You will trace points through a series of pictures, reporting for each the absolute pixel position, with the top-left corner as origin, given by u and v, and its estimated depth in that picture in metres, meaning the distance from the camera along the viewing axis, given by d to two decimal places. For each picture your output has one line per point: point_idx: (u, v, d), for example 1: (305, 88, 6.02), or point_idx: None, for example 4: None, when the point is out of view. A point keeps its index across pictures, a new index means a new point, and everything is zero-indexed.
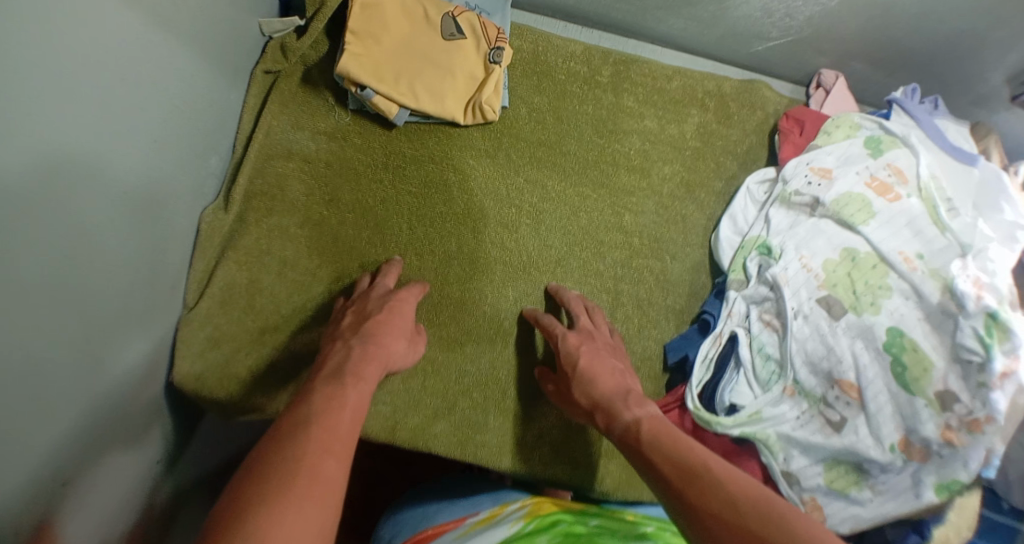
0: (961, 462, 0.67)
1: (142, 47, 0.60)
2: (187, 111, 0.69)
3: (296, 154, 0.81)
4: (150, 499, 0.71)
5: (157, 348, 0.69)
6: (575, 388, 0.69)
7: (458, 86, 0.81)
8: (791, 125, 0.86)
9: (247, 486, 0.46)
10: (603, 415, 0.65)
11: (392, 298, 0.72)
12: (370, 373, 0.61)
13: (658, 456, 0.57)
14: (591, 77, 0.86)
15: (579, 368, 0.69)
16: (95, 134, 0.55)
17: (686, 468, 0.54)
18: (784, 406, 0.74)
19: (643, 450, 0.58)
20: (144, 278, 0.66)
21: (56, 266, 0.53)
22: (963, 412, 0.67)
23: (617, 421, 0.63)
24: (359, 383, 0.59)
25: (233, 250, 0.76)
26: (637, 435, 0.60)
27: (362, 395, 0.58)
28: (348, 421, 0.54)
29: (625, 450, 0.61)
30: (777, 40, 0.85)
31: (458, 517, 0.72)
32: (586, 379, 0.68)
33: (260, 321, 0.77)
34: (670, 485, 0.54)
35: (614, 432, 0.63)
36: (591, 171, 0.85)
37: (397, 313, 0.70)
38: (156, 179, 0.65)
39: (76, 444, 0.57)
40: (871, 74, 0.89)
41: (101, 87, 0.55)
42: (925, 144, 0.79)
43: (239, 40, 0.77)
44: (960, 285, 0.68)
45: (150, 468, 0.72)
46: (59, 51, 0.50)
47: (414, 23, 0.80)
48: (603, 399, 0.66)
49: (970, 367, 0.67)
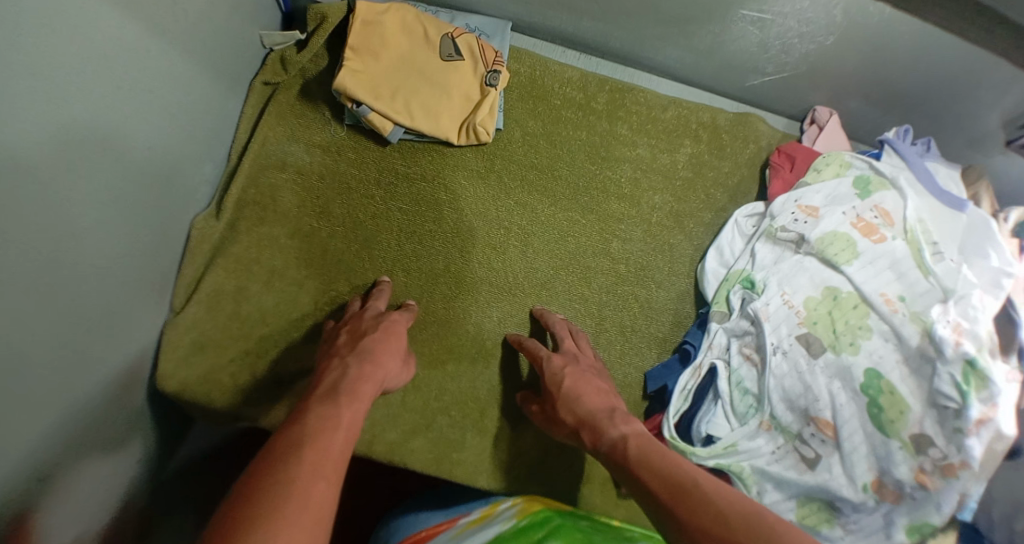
0: (934, 506, 0.67)
1: (138, 57, 0.61)
2: (182, 120, 0.70)
3: (290, 166, 0.82)
4: (126, 501, 0.71)
5: (140, 352, 0.70)
6: (560, 409, 0.68)
7: (453, 106, 0.82)
8: (781, 160, 0.87)
9: (240, 508, 0.45)
10: (589, 433, 0.64)
11: (388, 318, 0.73)
12: (364, 393, 0.61)
13: (648, 473, 0.56)
14: (586, 103, 0.86)
15: (564, 388, 0.69)
16: (87, 143, 0.56)
17: (678, 484, 0.53)
18: (759, 440, 0.75)
19: (631, 466, 0.57)
20: (132, 282, 0.67)
21: (41, 270, 0.53)
22: (937, 456, 0.67)
23: (603, 437, 0.62)
24: (352, 403, 0.59)
25: (222, 257, 0.77)
26: (625, 451, 0.59)
27: (355, 415, 0.58)
28: (341, 442, 0.54)
29: (613, 467, 0.60)
30: (772, 75, 0.85)
31: (450, 518, 0.74)
32: (571, 397, 0.68)
33: (244, 328, 0.77)
34: (659, 501, 0.53)
35: (601, 448, 0.62)
36: (583, 196, 0.86)
37: (392, 332, 0.71)
38: (147, 185, 0.66)
39: (55, 445, 0.57)
40: (864, 112, 0.89)
41: (99, 95, 0.57)
42: (913, 187, 0.79)
43: (238, 51, 0.79)
44: (939, 331, 0.68)
45: (131, 470, 0.72)
46: (54, 63, 0.51)
47: (413, 42, 0.81)
48: (591, 418, 0.65)
49: (947, 413, 0.67)
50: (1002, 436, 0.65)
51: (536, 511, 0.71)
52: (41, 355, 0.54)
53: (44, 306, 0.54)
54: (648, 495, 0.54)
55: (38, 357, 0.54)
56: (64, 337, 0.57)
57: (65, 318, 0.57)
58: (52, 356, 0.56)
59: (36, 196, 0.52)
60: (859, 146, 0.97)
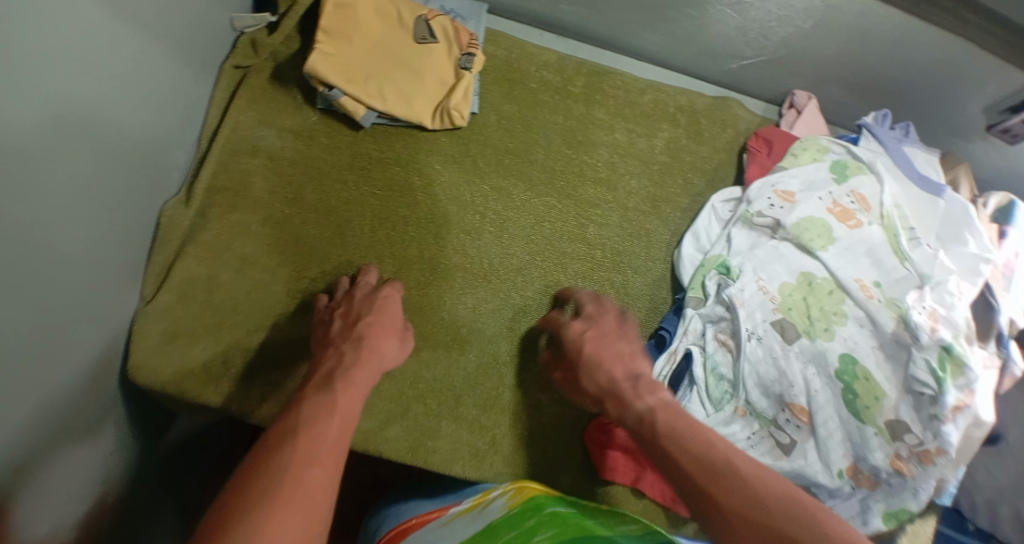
0: (909, 490, 0.68)
1: (107, 38, 0.59)
2: (151, 103, 0.68)
3: (261, 151, 0.80)
4: (104, 489, 0.70)
5: (111, 338, 0.68)
6: (585, 378, 0.69)
7: (427, 90, 0.81)
8: (759, 144, 0.85)
9: (232, 498, 0.45)
10: (613, 403, 0.64)
11: (385, 298, 0.73)
12: (360, 379, 0.61)
13: (676, 449, 0.56)
14: (563, 87, 0.86)
15: (586, 355, 0.70)
16: (62, 126, 0.55)
17: (710, 467, 0.53)
18: (734, 426, 0.74)
19: (660, 442, 0.57)
20: (103, 269, 0.65)
21: (16, 256, 0.52)
22: (913, 442, 0.68)
23: (630, 410, 0.62)
24: (347, 389, 0.59)
25: (194, 245, 0.76)
26: (653, 428, 0.59)
27: (353, 398, 0.58)
28: (337, 427, 0.54)
29: (640, 441, 0.60)
30: (751, 59, 0.84)
31: (441, 507, 0.73)
32: (594, 365, 0.69)
33: (216, 316, 0.76)
34: (693, 482, 0.53)
35: (625, 421, 0.62)
36: (558, 182, 0.85)
37: (392, 313, 0.72)
38: (116, 169, 0.64)
39: (32, 435, 0.56)
40: (844, 97, 0.89)
41: (73, 79, 0.55)
42: (892, 172, 0.78)
43: (208, 33, 0.77)
44: (914, 317, 0.68)
45: (109, 462, 0.71)
46: (33, 48, 0.50)
47: (387, 22, 0.79)
48: (618, 389, 0.65)
49: (923, 400, 0.68)
50: (981, 423, 0.68)
51: (528, 499, 0.69)
52: (20, 345, 0.53)
53: (22, 294, 0.53)
54: (683, 478, 0.54)
55: (16, 345, 0.53)
56: (40, 326, 0.56)
57: (39, 307, 0.56)
58: (30, 345, 0.55)
59: (15, 183, 0.50)
60: (838, 131, 0.96)
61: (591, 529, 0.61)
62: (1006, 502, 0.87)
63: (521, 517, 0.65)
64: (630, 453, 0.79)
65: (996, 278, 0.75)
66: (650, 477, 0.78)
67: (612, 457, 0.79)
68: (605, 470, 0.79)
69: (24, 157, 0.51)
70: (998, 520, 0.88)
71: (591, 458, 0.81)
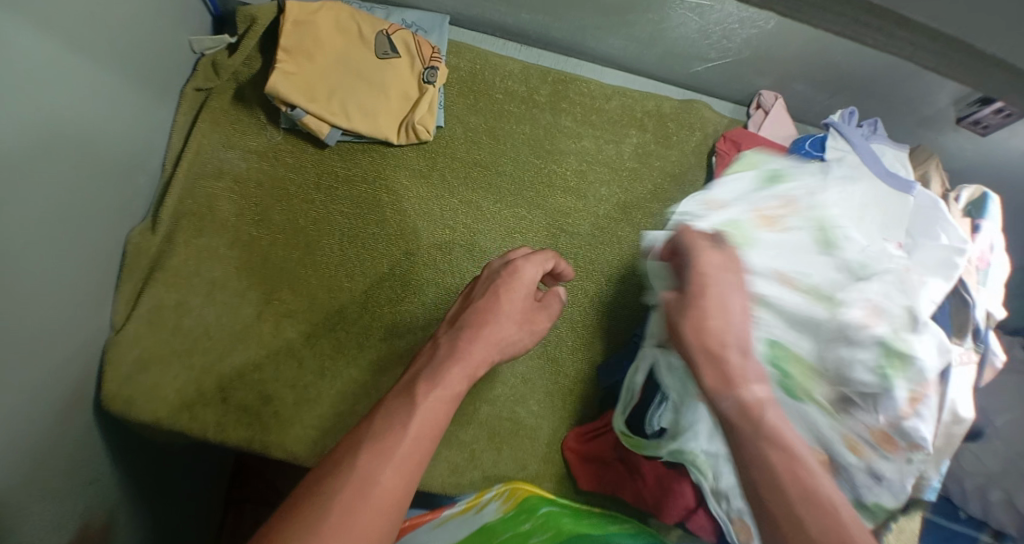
0: (871, 480, 0.70)
1: (60, 63, 0.59)
2: (111, 127, 0.68)
3: (227, 173, 0.80)
4: (87, 517, 0.68)
5: (82, 366, 0.68)
6: (695, 323, 0.57)
7: (391, 104, 0.80)
8: (727, 147, 0.86)
9: (275, 526, 0.42)
10: (715, 376, 0.55)
11: (518, 284, 0.64)
12: (452, 381, 0.54)
13: (775, 454, 0.48)
14: (529, 96, 0.85)
15: (701, 303, 0.58)
16: (19, 154, 0.55)
17: (810, 489, 0.46)
18: (703, 418, 0.70)
19: (762, 441, 0.49)
20: (66, 301, 0.64)
21: None
22: (880, 436, 0.69)
23: (731, 393, 0.53)
24: (442, 391, 0.53)
25: (162, 271, 0.75)
26: (757, 421, 0.51)
27: (444, 398, 0.52)
28: (424, 432, 0.49)
29: (736, 431, 0.52)
30: (715, 61, 0.84)
31: (432, 510, 0.70)
32: (703, 326, 0.57)
33: (187, 343, 0.75)
34: (785, 501, 0.46)
35: (724, 403, 0.53)
36: (529, 192, 0.84)
37: (523, 301, 0.64)
38: (78, 194, 0.64)
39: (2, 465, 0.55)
40: (811, 93, 0.88)
41: (27, 107, 0.55)
42: (860, 169, 0.78)
43: (166, 57, 0.77)
44: (850, 314, 0.66)
45: (90, 497, 0.69)
46: None
47: (347, 38, 0.79)
48: (732, 359, 0.55)
49: (874, 395, 0.67)
50: (960, 419, 0.71)
51: (522, 502, 0.69)
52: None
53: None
54: (769, 487, 0.47)
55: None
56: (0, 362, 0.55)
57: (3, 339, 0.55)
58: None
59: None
60: (807, 128, 0.96)
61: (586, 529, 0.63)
62: (997, 486, 0.85)
63: (515, 521, 0.65)
64: (611, 464, 0.78)
65: (970, 272, 0.75)
66: (633, 487, 0.77)
67: (593, 467, 0.79)
68: (586, 480, 0.79)
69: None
70: (988, 504, 0.85)
71: (570, 469, 0.80)
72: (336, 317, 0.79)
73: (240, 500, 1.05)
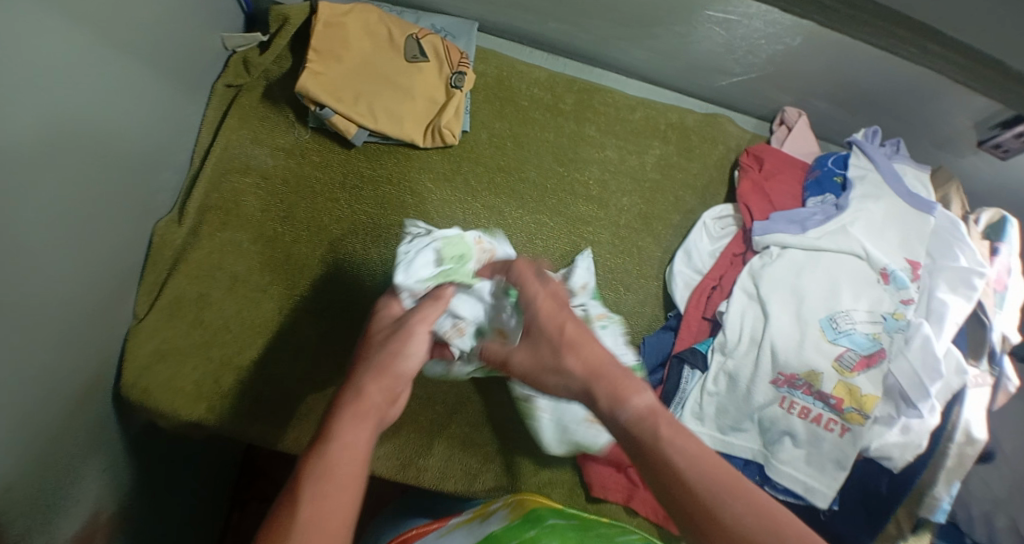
0: (743, 443, 0.74)
1: (96, 53, 0.60)
2: (143, 119, 0.69)
3: (253, 170, 0.81)
4: (99, 505, 0.68)
5: (102, 353, 0.68)
6: (566, 352, 0.53)
7: (417, 108, 0.81)
8: (750, 161, 0.86)
9: None
10: (603, 391, 0.50)
11: (387, 316, 0.62)
12: (355, 438, 0.46)
13: (680, 453, 0.45)
14: (553, 104, 0.87)
15: (562, 331, 0.54)
16: (54, 138, 0.56)
17: (720, 480, 0.43)
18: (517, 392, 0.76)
19: (661, 448, 0.45)
20: (89, 288, 0.65)
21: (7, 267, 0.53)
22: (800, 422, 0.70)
23: (625, 405, 0.49)
24: (348, 459, 0.45)
25: (184, 263, 0.76)
26: (655, 430, 0.46)
27: (356, 458, 0.45)
28: (344, 505, 0.42)
29: (638, 448, 0.47)
30: (740, 76, 0.85)
31: (441, 519, 0.71)
32: (572, 343, 0.53)
33: (206, 336, 0.75)
34: (702, 505, 0.42)
35: (620, 418, 0.48)
36: (551, 199, 0.85)
37: (413, 323, 0.58)
38: (106, 182, 0.65)
39: (24, 447, 0.56)
40: (834, 112, 0.89)
41: (63, 94, 0.56)
42: (881, 189, 0.78)
43: (198, 52, 0.78)
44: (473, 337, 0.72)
45: (101, 487, 0.69)
46: (24, 65, 0.52)
47: (377, 42, 0.80)
48: (603, 371, 0.51)
49: (736, 384, 0.73)
50: (973, 441, 0.71)
51: (528, 510, 0.67)
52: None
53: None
54: (685, 494, 0.43)
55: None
56: (20, 342, 0.55)
57: (28, 320, 0.56)
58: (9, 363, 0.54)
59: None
60: (830, 146, 0.97)
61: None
62: (1003, 513, 0.85)
63: (520, 528, 0.63)
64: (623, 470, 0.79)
65: (989, 294, 0.74)
66: (644, 495, 0.78)
67: (606, 473, 0.79)
68: (598, 486, 0.78)
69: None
70: (994, 530, 0.85)
71: (582, 475, 0.80)
72: (356, 316, 0.80)
73: (246, 500, 1.03)
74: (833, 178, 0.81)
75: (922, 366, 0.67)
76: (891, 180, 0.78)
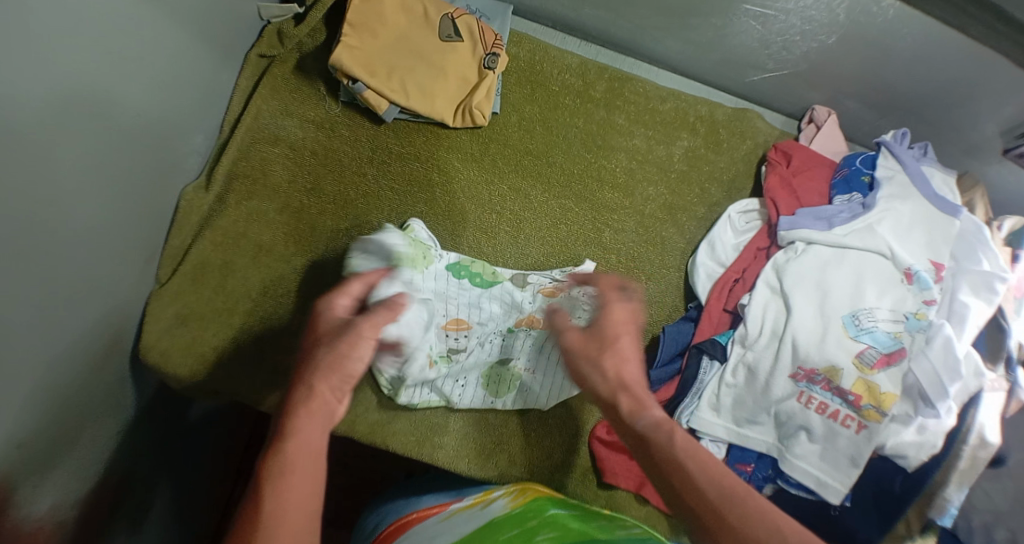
0: (755, 437, 0.74)
1: (137, 9, 0.61)
2: (180, 82, 0.70)
3: (283, 140, 0.81)
4: (118, 461, 0.69)
5: (129, 312, 0.69)
6: (611, 362, 0.59)
7: (448, 87, 0.81)
8: (778, 157, 0.87)
9: None
10: (628, 401, 0.57)
11: (339, 318, 0.56)
12: (308, 439, 0.47)
13: (693, 465, 0.51)
14: (584, 91, 0.87)
15: (619, 347, 0.60)
16: (93, 90, 0.56)
17: (729, 489, 0.50)
18: (515, 351, 0.80)
19: (676, 454, 0.52)
20: (116, 247, 0.65)
21: (40, 214, 0.53)
22: (818, 422, 0.70)
23: (648, 412, 0.56)
24: (301, 458, 0.46)
25: (209, 230, 0.76)
26: (671, 436, 0.54)
27: (309, 454, 0.47)
28: (307, 496, 0.45)
29: (651, 453, 0.54)
30: (772, 71, 0.86)
31: (442, 504, 0.71)
32: (625, 357, 0.60)
33: (228, 303, 0.75)
34: (703, 501, 0.49)
35: (643, 422, 0.55)
36: (576, 185, 0.86)
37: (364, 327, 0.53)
38: (139, 141, 0.65)
39: (48, 398, 0.56)
40: (861, 112, 0.91)
41: (100, 48, 0.57)
42: (908, 190, 0.78)
43: (236, 20, 0.78)
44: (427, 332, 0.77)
45: (117, 446, 0.69)
46: (64, 13, 0.52)
47: (412, 19, 0.80)
48: (634, 386, 0.58)
49: (756, 378, 0.74)
50: (986, 444, 0.70)
51: (531, 500, 0.68)
52: (26, 306, 0.52)
53: (28, 255, 0.52)
54: (689, 492, 0.50)
55: (18, 305, 0.51)
56: (47, 285, 0.55)
57: (56, 270, 0.56)
58: (38, 303, 0.54)
59: (28, 133, 0.50)
60: (857, 148, 0.98)
61: (593, 532, 0.58)
62: None
63: (522, 517, 0.63)
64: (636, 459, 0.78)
65: (1007, 300, 0.75)
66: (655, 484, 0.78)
67: (619, 462, 0.78)
68: (610, 473, 0.78)
69: (40, 113, 0.51)
70: None
71: (595, 460, 0.80)
72: None
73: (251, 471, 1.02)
74: (861, 177, 0.82)
75: (942, 366, 0.67)
76: (916, 180, 0.79)
